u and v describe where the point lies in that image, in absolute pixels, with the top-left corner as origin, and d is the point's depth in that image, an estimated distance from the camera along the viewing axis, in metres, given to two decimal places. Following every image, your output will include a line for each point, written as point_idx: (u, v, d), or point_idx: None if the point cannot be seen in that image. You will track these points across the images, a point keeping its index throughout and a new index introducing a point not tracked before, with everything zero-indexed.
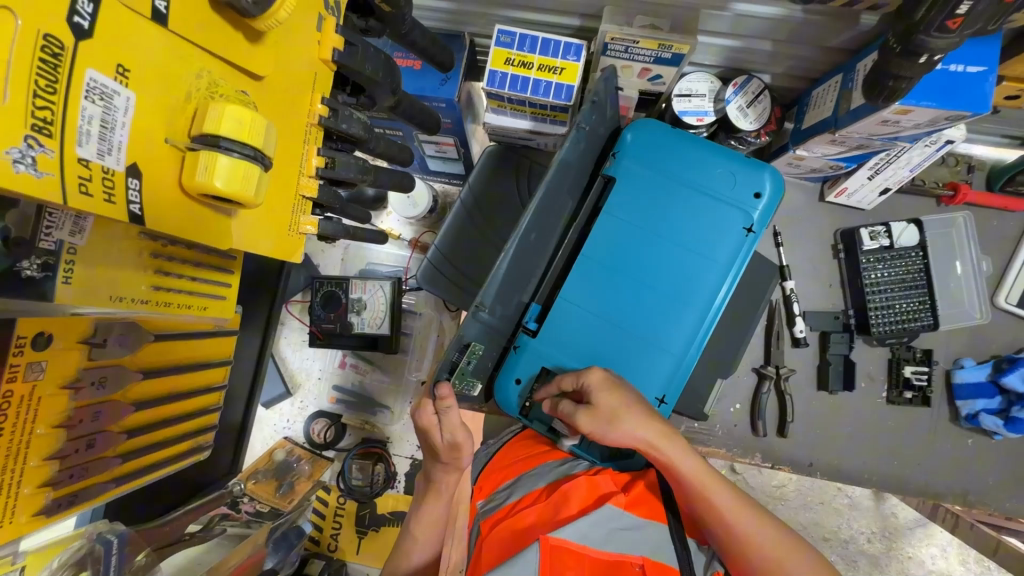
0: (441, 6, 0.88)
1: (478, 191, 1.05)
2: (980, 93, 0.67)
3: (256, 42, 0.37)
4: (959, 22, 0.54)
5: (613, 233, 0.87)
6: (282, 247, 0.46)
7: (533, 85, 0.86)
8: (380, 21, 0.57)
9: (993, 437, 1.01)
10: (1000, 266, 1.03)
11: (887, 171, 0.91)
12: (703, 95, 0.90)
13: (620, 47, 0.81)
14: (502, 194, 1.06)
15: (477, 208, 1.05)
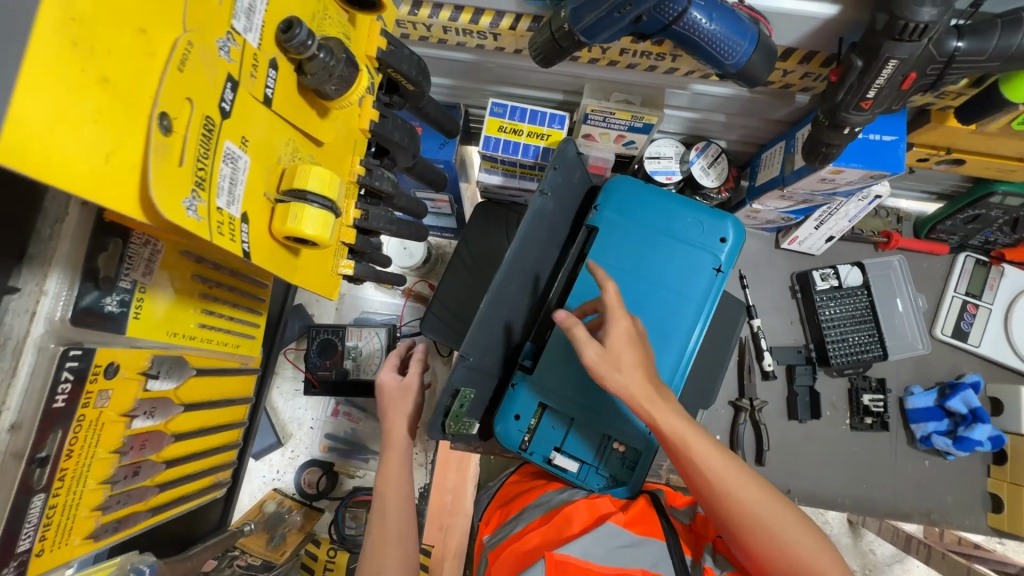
0: (442, 82, 1.01)
1: (470, 240, 1.14)
2: (894, 157, 0.82)
3: (325, 117, 0.46)
4: (870, 103, 0.68)
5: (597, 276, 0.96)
6: (326, 284, 0.52)
7: (523, 148, 0.98)
8: (403, 97, 0.67)
9: (947, 457, 1.11)
10: (934, 303, 1.18)
11: (830, 221, 1.06)
12: (671, 158, 1.04)
13: (599, 117, 0.94)
14: (492, 241, 1.15)
15: (472, 259, 1.14)
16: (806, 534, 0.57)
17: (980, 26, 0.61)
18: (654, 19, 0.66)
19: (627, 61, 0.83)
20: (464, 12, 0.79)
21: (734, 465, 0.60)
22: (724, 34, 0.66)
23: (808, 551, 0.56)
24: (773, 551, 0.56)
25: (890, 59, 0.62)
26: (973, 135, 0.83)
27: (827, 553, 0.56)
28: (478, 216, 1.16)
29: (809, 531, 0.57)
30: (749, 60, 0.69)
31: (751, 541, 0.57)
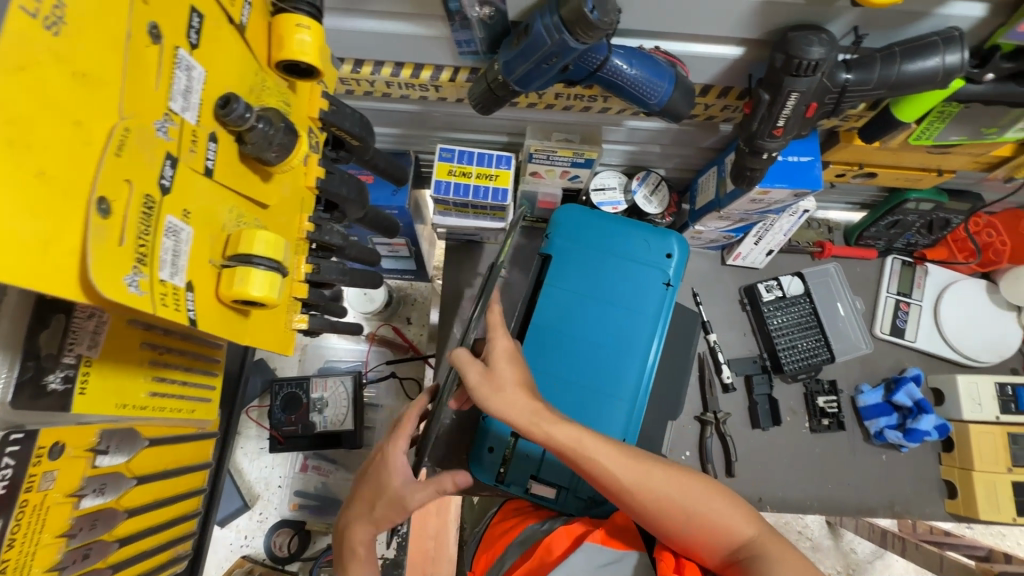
0: (390, 131, 1.05)
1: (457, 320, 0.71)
2: (811, 175, 0.89)
3: (267, 181, 0.48)
4: (781, 131, 0.75)
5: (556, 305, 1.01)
6: (280, 342, 0.54)
7: (473, 189, 1.02)
8: (349, 152, 0.69)
9: (901, 450, 1.17)
10: (871, 304, 1.26)
11: (768, 236, 1.14)
12: (615, 188, 1.11)
13: (543, 156, 0.99)
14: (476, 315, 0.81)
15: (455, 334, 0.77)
16: (714, 499, 0.65)
17: (864, 59, 0.68)
18: (580, 68, 0.71)
19: (562, 104, 0.89)
20: (404, 67, 0.83)
21: (626, 453, 0.67)
22: (644, 77, 0.72)
23: (720, 513, 0.64)
24: (683, 519, 0.64)
25: (792, 92, 0.69)
26: (880, 151, 0.92)
27: (728, 501, 0.65)
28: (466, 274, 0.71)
29: (709, 488, 0.65)
30: (670, 97, 0.74)
31: (669, 523, 0.64)
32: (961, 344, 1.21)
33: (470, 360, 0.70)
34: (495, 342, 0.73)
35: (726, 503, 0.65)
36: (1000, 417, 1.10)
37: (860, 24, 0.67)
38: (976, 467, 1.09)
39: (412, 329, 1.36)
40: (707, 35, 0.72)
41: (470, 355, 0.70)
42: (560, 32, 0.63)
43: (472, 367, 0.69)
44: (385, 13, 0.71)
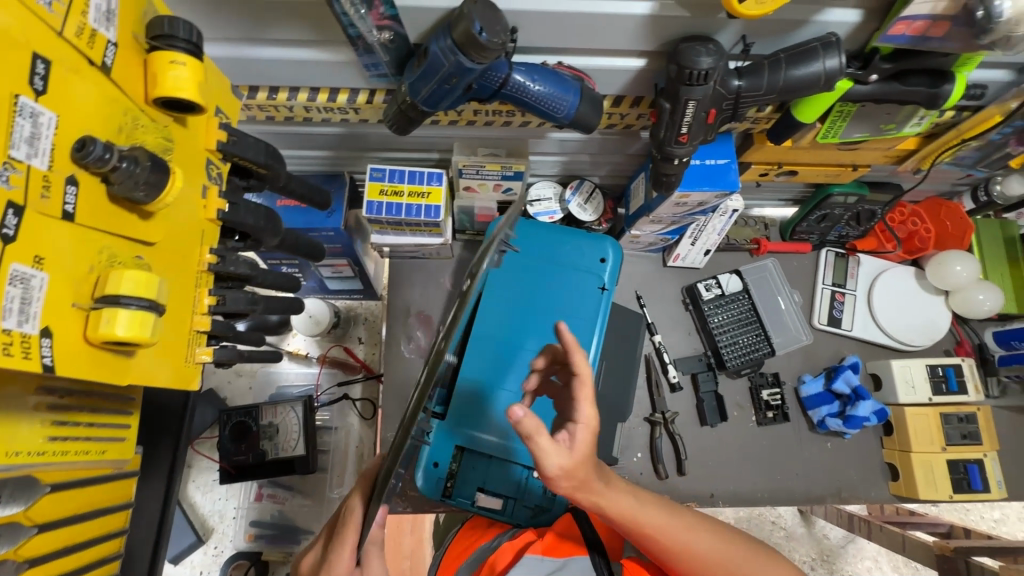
0: (320, 153, 1.05)
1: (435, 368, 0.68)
2: (727, 177, 0.92)
3: (147, 220, 0.48)
4: (687, 137, 0.77)
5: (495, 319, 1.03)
6: (178, 376, 0.54)
7: (406, 208, 1.03)
8: (260, 180, 0.70)
9: (844, 437, 1.20)
10: (809, 296, 1.29)
11: (703, 237, 1.16)
12: (550, 199, 1.14)
13: (472, 170, 1.00)
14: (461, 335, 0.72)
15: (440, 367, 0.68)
16: (752, 556, 0.69)
17: (754, 66, 0.71)
18: (484, 86, 0.73)
19: (483, 120, 0.90)
20: (320, 92, 0.83)
21: (672, 516, 0.68)
22: (548, 92, 0.73)
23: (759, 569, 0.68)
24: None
25: (689, 100, 0.71)
26: (793, 150, 0.96)
27: (760, 555, 0.69)
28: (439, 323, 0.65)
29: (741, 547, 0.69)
30: (577, 109, 0.76)
31: None
32: (893, 330, 1.25)
33: (551, 445, 0.56)
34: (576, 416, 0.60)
35: (765, 564, 0.69)
36: (932, 398, 1.15)
37: (747, 34, 0.70)
38: (914, 449, 1.13)
39: (364, 348, 1.36)
40: (605, 50, 0.74)
41: (552, 440, 0.56)
42: (454, 54, 0.65)
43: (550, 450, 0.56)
44: (290, 40, 0.72)
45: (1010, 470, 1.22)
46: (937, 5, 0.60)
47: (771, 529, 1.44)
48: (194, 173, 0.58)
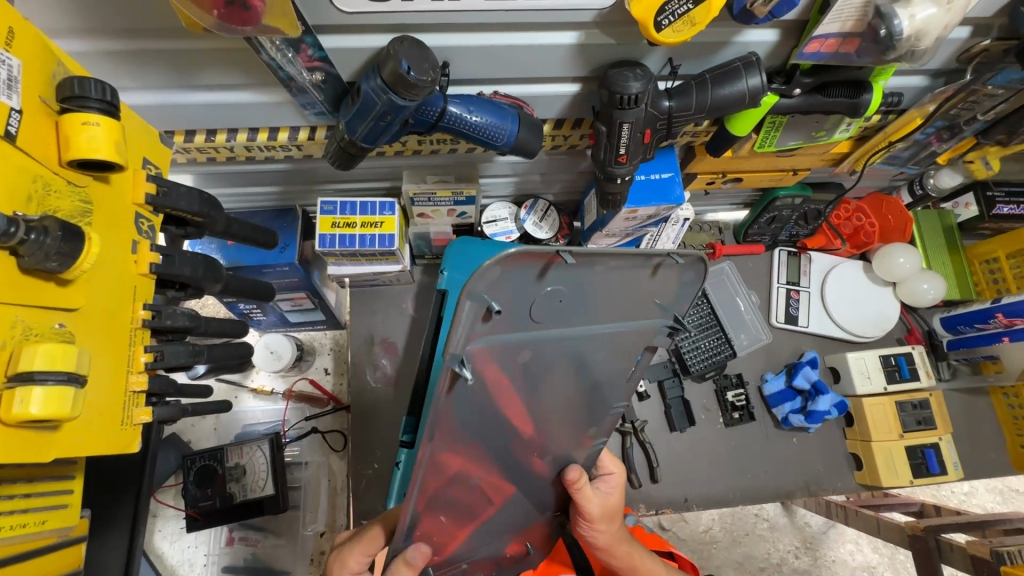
0: (269, 189, 1.04)
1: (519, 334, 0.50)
2: (671, 191, 0.94)
3: (66, 286, 0.48)
4: (626, 157, 0.79)
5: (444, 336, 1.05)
6: (114, 442, 0.53)
7: (360, 239, 1.02)
8: (197, 227, 0.69)
9: (808, 431, 1.23)
10: (766, 296, 1.33)
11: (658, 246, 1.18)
12: (506, 218, 1.15)
13: (424, 198, 1.00)
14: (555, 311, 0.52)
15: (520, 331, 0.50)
16: None
17: (682, 86, 0.73)
18: (421, 120, 0.73)
19: (428, 149, 0.91)
20: (260, 131, 0.82)
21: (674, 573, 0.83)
22: (486, 122, 0.74)
23: None
24: None
25: (622, 122, 0.73)
26: (733, 159, 0.99)
27: None
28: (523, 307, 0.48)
29: None
30: (516, 136, 0.77)
31: None
32: (847, 323, 1.29)
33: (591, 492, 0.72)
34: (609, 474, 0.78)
35: None
36: (887, 387, 1.18)
37: (673, 55, 0.72)
38: (874, 438, 1.16)
39: (331, 379, 1.34)
40: (537, 78, 0.75)
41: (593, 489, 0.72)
42: (385, 93, 0.65)
43: (599, 504, 0.72)
44: (223, 84, 0.71)
45: (965, 450, 1.27)
46: (845, 23, 0.63)
47: (754, 523, 1.47)
48: (121, 231, 0.56)
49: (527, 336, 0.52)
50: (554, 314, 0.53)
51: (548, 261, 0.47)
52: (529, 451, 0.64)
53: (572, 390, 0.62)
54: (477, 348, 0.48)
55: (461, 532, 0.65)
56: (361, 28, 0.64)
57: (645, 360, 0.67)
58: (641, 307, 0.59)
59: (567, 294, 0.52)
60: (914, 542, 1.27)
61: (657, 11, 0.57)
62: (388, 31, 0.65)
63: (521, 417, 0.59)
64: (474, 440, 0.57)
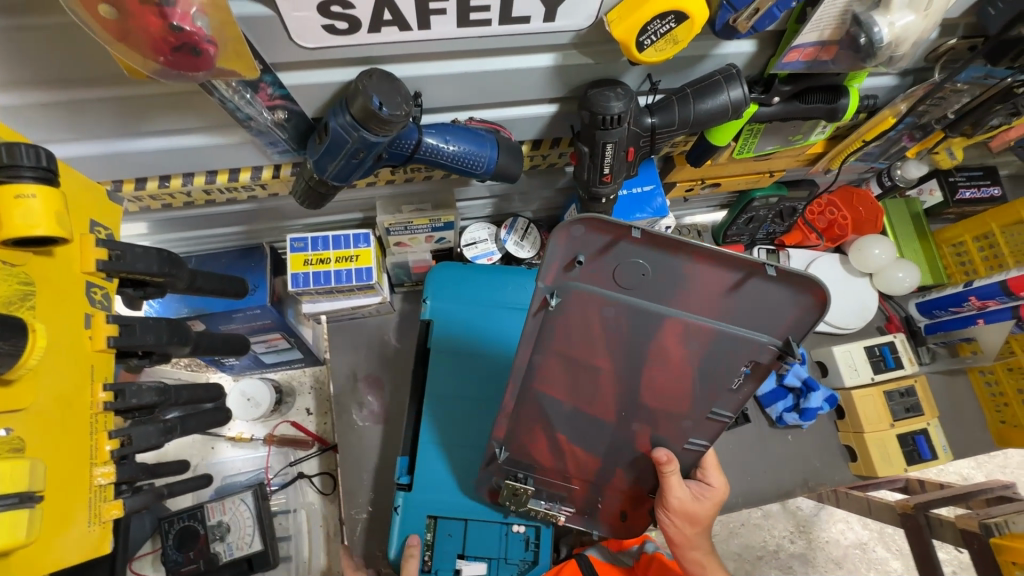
0: (232, 229, 0.98)
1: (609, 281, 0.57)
2: (656, 204, 0.92)
3: (8, 386, 0.43)
4: (610, 177, 0.76)
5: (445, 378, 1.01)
6: (80, 547, 0.48)
7: (335, 275, 0.97)
8: (158, 287, 0.63)
9: (802, 428, 1.24)
10: None
11: None
12: (486, 239, 1.11)
13: (400, 228, 0.96)
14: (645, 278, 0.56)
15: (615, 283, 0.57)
16: None
17: (662, 102, 0.71)
18: (395, 154, 0.69)
19: (402, 177, 0.87)
20: (219, 173, 0.77)
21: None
22: (465, 151, 0.70)
23: None
24: None
25: (605, 144, 0.71)
26: (713, 167, 0.98)
27: None
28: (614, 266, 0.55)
29: None
30: (497, 162, 0.74)
31: None
32: (829, 316, 1.31)
33: (682, 486, 0.78)
34: (710, 485, 0.83)
35: None
36: (874, 377, 1.20)
37: (651, 72, 0.70)
38: (866, 430, 1.17)
39: (314, 419, 1.27)
40: (514, 101, 0.72)
41: (682, 482, 0.78)
42: (356, 130, 0.60)
43: (683, 500, 0.78)
44: (174, 128, 0.65)
45: (948, 431, 1.30)
46: (823, 32, 0.62)
47: (748, 513, 1.48)
48: (71, 305, 0.50)
49: (612, 296, 0.58)
50: (640, 286, 0.56)
51: (619, 236, 0.52)
52: (621, 405, 0.71)
53: (672, 369, 0.64)
54: (570, 289, 0.57)
55: (547, 449, 0.79)
56: (325, 63, 0.60)
57: (759, 376, 0.62)
58: (743, 312, 0.57)
59: (655, 272, 0.55)
60: (906, 520, 1.27)
61: (638, 32, 0.55)
62: (354, 65, 0.61)
63: (614, 369, 0.66)
64: (575, 366, 0.66)
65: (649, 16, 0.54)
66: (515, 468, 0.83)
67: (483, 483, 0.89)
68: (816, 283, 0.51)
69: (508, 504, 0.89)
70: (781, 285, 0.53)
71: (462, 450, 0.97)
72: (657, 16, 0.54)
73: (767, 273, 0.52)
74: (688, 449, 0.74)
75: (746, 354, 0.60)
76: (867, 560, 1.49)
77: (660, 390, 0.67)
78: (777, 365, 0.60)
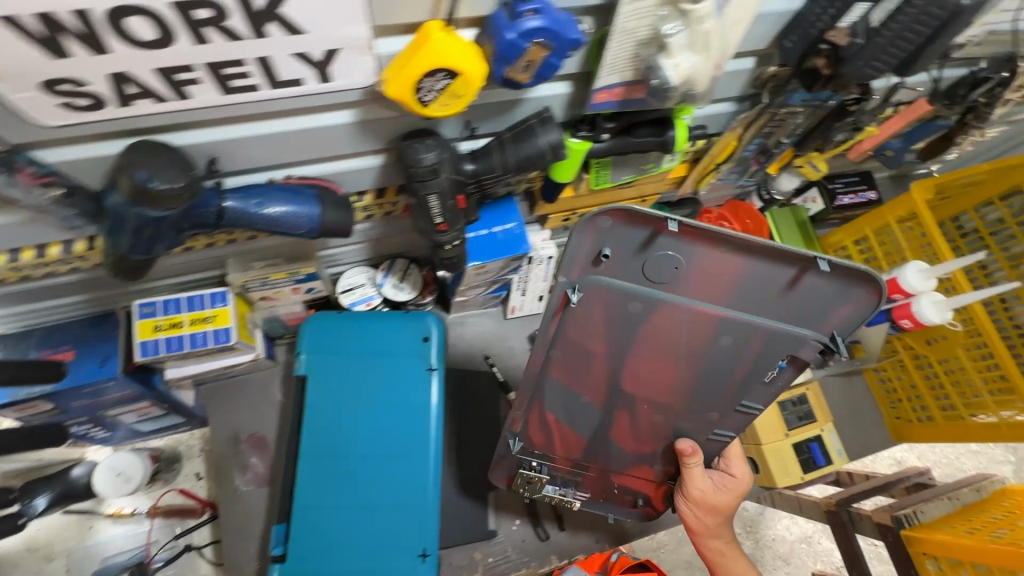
0: (75, 298, 0.91)
1: (636, 276, 0.61)
2: (518, 241, 0.91)
3: None
4: (446, 225, 0.74)
5: (327, 433, 0.96)
6: None
7: (190, 339, 0.91)
8: None
9: None
10: None
11: (530, 286, 1.17)
12: (364, 284, 1.08)
13: (257, 283, 0.92)
14: (676, 271, 0.61)
15: (643, 277, 0.61)
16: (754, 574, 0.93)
17: (483, 149, 0.70)
18: (198, 224, 0.65)
19: (245, 235, 0.83)
20: (24, 250, 0.71)
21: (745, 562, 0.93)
22: (278, 215, 0.67)
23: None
24: None
25: (429, 195, 0.69)
26: (578, 199, 0.98)
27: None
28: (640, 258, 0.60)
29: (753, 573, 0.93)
30: (320, 220, 0.70)
31: None
32: None
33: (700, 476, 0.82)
34: (731, 475, 0.88)
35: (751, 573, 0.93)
36: None
37: (468, 119, 0.68)
38: (763, 441, 1.19)
39: (204, 484, 1.19)
40: (331, 155, 0.69)
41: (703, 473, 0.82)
42: (132, 207, 0.57)
43: (704, 492, 0.83)
44: None
45: (847, 433, 1.34)
46: (623, 73, 0.62)
47: None
48: None
49: (644, 291, 0.62)
50: (669, 279, 0.61)
51: (658, 229, 0.57)
52: (654, 395, 0.75)
53: (704, 359, 0.69)
54: (594, 283, 0.62)
55: (573, 439, 0.82)
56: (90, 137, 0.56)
57: (790, 372, 0.69)
58: (789, 307, 0.63)
59: (691, 270, 0.60)
60: (831, 517, 1.30)
61: (413, 91, 0.53)
62: (126, 136, 0.57)
63: (635, 356, 0.71)
64: (602, 355, 0.70)
65: (417, 75, 0.52)
66: (527, 458, 0.85)
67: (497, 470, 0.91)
68: (870, 280, 0.58)
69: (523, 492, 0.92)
70: (833, 279, 0.60)
71: (363, 496, 0.93)
72: (425, 75, 0.52)
73: (818, 267, 0.58)
74: (713, 440, 0.79)
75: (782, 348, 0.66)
76: (813, 553, 1.47)
77: (687, 381, 0.73)
78: (815, 359, 0.67)
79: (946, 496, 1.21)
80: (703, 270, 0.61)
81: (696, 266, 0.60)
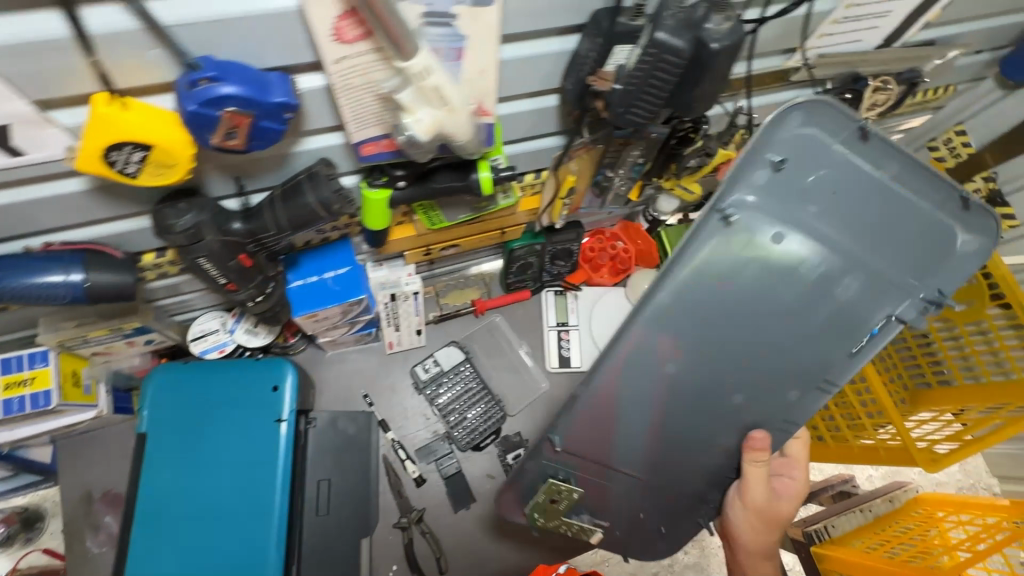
0: None
1: (801, 189, 0.67)
2: (351, 284, 0.87)
3: None
4: (234, 284, 0.70)
5: (164, 487, 0.92)
6: None
7: (5, 404, 0.84)
8: None
9: None
10: (539, 344, 1.30)
11: (400, 321, 1.14)
12: (217, 330, 1.03)
13: (80, 341, 0.87)
14: (857, 189, 0.67)
15: (807, 194, 0.67)
16: None
17: (256, 208, 0.65)
18: None
19: None
20: None
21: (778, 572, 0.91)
22: (25, 287, 0.61)
23: None
24: None
25: (197, 260, 0.64)
26: (422, 238, 0.94)
27: None
28: (828, 168, 0.66)
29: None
30: (84, 288, 0.64)
31: None
32: None
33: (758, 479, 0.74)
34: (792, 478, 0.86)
35: None
36: None
37: (234, 176, 0.64)
38: None
39: None
40: (93, 219, 0.64)
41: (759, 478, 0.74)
42: None
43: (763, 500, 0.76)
44: None
45: None
46: (380, 126, 0.58)
47: None
48: None
49: (795, 212, 0.67)
50: (830, 201, 0.67)
51: (858, 131, 0.66)
52: (719, 371, 0.71)
53: (785, 316, 0.70)
54: (741, 206, 0.67)
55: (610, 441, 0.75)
56: None
57: (882, 340, 0.69)
58: (911, 246, 0.68)
59: (884, 178, 0.67)
60: None
61: (104, 164, 0.48)
62: None
63: (718, 325, 0.70)
64: (679, 315, 0.69)
65: (99, 150, 0.47)
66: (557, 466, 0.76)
67: (509, 487, 0.78)
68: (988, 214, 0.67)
69: (542, 515, 0.78)
70: (973, 214, 0.68)
71: (203, 559, 0.90)
72: (107, 149, 0.47)
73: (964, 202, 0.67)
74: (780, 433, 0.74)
75: (910, 281, 0.68)
76: None
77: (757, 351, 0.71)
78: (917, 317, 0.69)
79: (857, 507, 1.18)
80: (861, 193, 0.67)
81: (857, 188, 0.67)
